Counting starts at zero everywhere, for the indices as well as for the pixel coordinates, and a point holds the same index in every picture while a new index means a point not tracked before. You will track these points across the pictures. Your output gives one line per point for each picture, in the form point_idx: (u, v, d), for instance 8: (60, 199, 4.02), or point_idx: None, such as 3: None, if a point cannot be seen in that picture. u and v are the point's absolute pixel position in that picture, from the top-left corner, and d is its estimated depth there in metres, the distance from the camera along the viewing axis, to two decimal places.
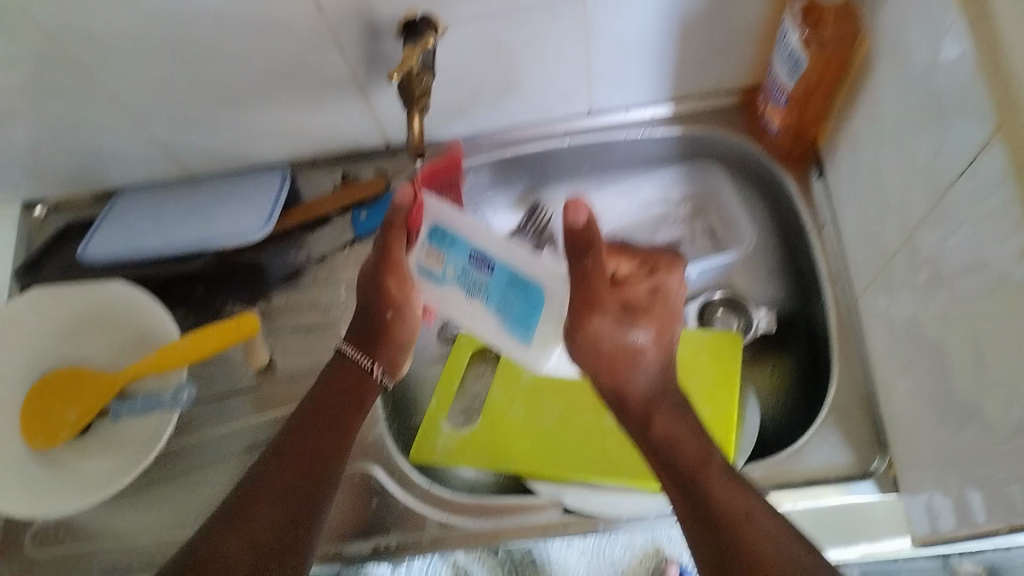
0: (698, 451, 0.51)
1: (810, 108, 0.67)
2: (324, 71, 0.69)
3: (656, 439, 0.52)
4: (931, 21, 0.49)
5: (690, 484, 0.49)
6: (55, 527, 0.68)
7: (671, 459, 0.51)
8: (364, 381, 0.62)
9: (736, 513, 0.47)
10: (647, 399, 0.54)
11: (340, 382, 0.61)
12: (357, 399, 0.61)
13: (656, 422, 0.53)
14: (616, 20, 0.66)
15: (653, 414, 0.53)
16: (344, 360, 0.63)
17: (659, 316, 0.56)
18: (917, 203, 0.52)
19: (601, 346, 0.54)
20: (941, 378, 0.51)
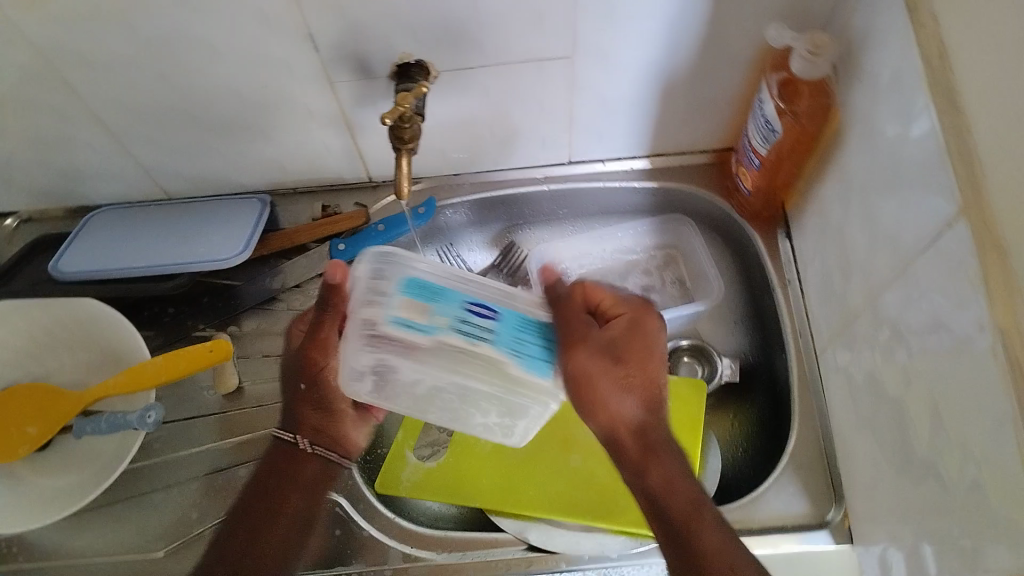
0: (686, 504, 0.52)
1: (781, 173, 0.71)
2: (318, 107, 0.71)
3: (652, 484, 0.53)
4: (903, 104, 0.52)
5: (676, 529, 0.52)
6: (7, 544, 0.66)
7: (667, 506, 0.52)
8: (312, 465, 0.62)
9: (723, 565, 0.50)
10: (643, 441, 0.53)
11: (274, 464, 0.62)
12: (294, 475, 0.62)
13: (648, 461, 0.53)
14: (604, 78, 0.69)
15: (653, 457, 0.53)
16: (281, 445, 0.63)
17: (642, 350, 0.54)
18: (883, 271, 0.55)
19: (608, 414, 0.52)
20: (899, 437, 0.53)
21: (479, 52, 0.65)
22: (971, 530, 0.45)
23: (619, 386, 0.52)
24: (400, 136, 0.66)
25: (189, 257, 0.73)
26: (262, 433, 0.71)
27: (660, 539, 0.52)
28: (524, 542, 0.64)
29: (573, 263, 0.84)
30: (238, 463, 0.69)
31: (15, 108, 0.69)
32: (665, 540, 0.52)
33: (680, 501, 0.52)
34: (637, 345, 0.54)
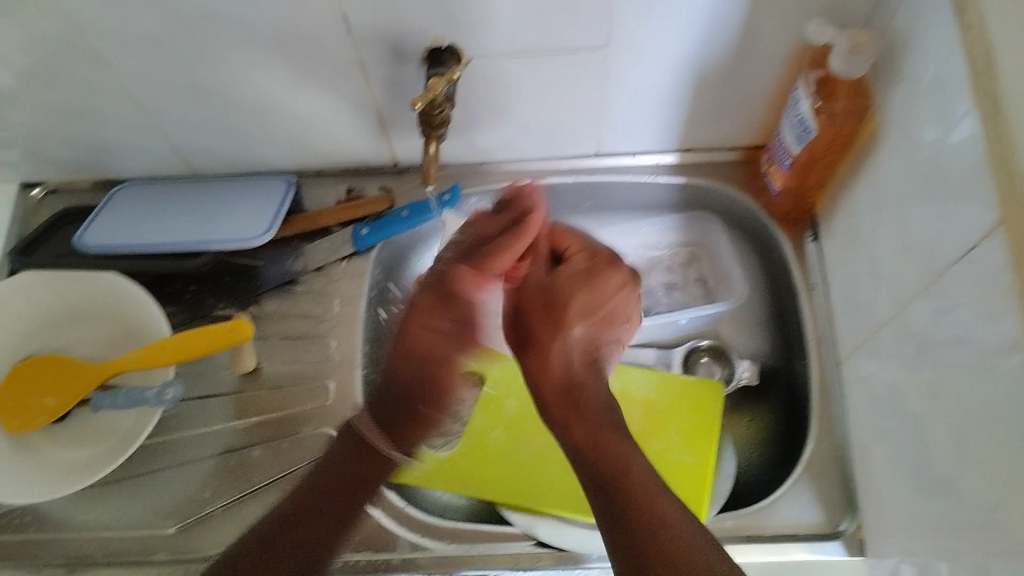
0: (648, 482, 0.55)
1: (812, 174, 0.69)
2: (346, 89, 0.70)
3: (577, 440, 0.58)
4: (944, 110, 0.51)
5: (640, 512, 0.52)
6: (22, 512, 0.67)
7: (595, 467, 0.56)
8: (383, 463, 0.65)
9: (652, 519, 0.52)
10: (568, 381, 0.61)
11: (353, 466, 0.63)
12: (370, 480, 0.64)
13: (584, 446, 0.58)
14: (635, 71, 0.68)
15: (576, 403, 0.60)
16: (360, 446, 0.64)
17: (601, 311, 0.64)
18: (913, 280, 0.54)
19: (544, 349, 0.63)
20: (921, 451, 0.52)
21: (510, 40, 0.64)
22: (990, 553, 0.44)
23: (551, 318, 0.63)
24: (429, 121, 0.65)
25: (212, 235, 0.73)
26: (277, 415, 0.71)
27: (602, 509, 0.54)
28: (532, 537, 0.63)
29: None
30: (252, 444, 0.70)
31: (44, 79, 0.69)
32: (614, 513, 0.53)
33: (642, 485, 0.54)
34: (585, 296, 0.63)
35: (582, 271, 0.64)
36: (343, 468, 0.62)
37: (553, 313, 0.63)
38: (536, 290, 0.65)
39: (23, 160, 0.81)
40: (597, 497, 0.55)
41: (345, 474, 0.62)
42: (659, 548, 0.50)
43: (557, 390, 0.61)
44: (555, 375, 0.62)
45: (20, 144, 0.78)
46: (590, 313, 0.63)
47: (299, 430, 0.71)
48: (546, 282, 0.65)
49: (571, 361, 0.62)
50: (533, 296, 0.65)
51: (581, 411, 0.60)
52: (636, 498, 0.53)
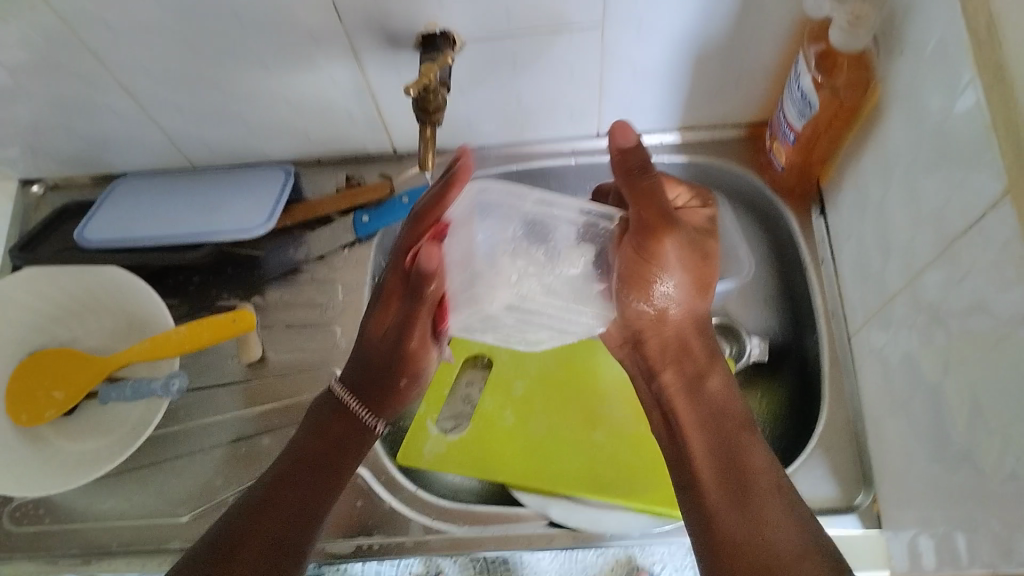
0: (759, 452, 0.54)
1: (816, 149, 0.69)
2: (344, 76, 0.70)
3: (712, 395, 0.58)
4: (949, 77, 0.50)
5: (741, 482, 0.53)
6: (35, 504, 0.67)
7: (719, 420, 0.56)
8: (361, 430, 0.61)
9: (768, 483, 0.52)
10: (711, 359, 0.60)
11: (337, 433, 0.61)
12: (354, 447, 0.61)
13: (687, 395, 0.59)
14: (636, 49, 0.67)
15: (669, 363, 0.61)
16: (341, 410, 0.62)
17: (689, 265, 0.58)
18: (922, 249, 0.54)
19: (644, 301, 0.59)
20: (935, 420, 0.52)
21: (508, 20, 0.64)
22: (1008, 521, 0.44)
23: (667, 273, 0.57)
24: (424, 107, 0.65)
25: (214, 226, 0.73)
26: (284, 403, 0.71)
27: (707, 475, 0.54)
28: (545, 518, 0.63)
29: None
30: (260, 431, 0.69)
31: (41, 75, 0.69)
32: (713, 470, 0.54)
33: (752, 458, 0.54)
34: (701, 250, 0.58)
35: (706, 227, 0.60)
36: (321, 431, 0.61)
37: (682, 257, 0.57)
38: (637, 253, 0.55)
39: (21, 157, 0.81)
40: (691, 442, 0.56)
41: (327, 432, 0.61)
42: (751, 530, 0.50)
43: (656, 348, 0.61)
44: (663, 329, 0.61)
45: (20, 141, 0.78)
46: (692, 259, 0.58)
47: None
48: (692, 240, 0.57)
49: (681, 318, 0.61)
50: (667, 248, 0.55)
51: (679, 357, 0.61)
52: (737, 464, 0.54)
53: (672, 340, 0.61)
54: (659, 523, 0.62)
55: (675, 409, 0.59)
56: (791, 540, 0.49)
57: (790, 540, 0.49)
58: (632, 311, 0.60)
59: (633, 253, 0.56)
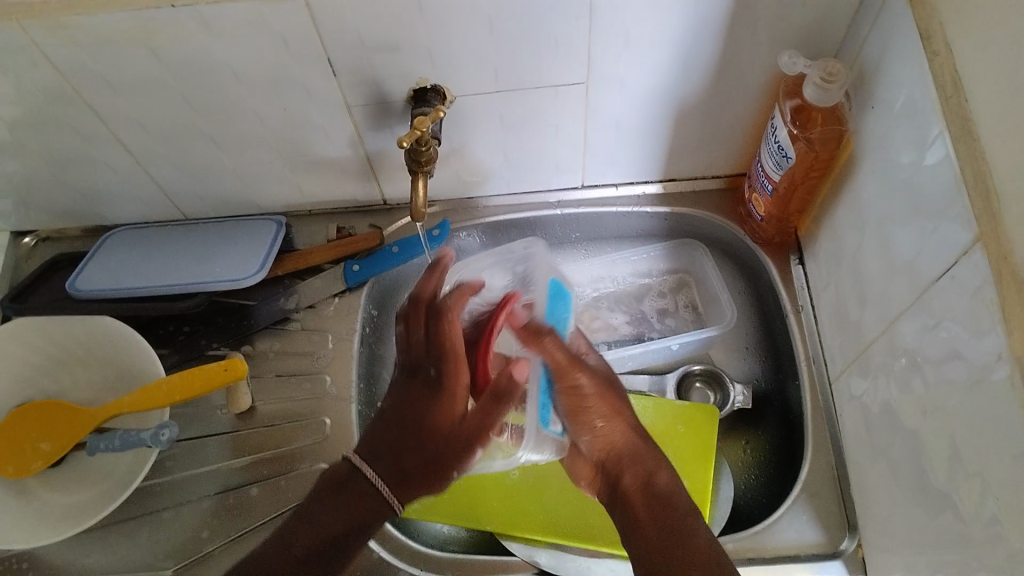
0: (688, 508, 0.54)
1: (794, 199, 0.71)
2: (334, 130, 0.72)
3: (659, 487, 0.55)
4: (919, 132, 0.53)
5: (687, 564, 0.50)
6: (18, 557, 0.66)
7: (664, 508, 0.54)
8: (374, 509, 0.56)
9: (708, 562, 0.51)
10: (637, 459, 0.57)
11: (346, 505, 0.55)
12: (355, 524, 0.55)
13: (644, 497, 0.55)
14: (618, 104, 0.70)
15: (622, 469, 0.56)
16: (360, 482, 0.56)
17: (614, 392, 0.59)
18: (898, 297, 0.55)
19: (599, 430, 0.57)
20: (915, 464, 0.53)
21: (494, 76, 0.66)
22: (989, 562, 0.44)
23: (604, 406, 0.57)
24: (417, 159, 0.67)
25: (206, 277, 0.74)
26: (273, 453, 0.71)
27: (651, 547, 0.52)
28: (533, 566, 0.64)
29: (589, 287, 0.85)
30: (249, 482, 0.69)
31: (36, 127, 0.70)
32: (658, 550, 0.52)
33: (691, 543, 0.52)
34: (615, 395, 0.58)
35: (611, 370, 0.61)
36: (326, 509, 0.55)
37: (599, 383, 0.58)
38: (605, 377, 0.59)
39: (13, 210, 0.82)
40: (648, 534, 0.53)
41: (322, 527, 0.54)
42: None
43: (642, 494, 0.55)
44: (652, 477, 0.56)
45: (12, 193, 0.79)
46: (612, 403, 0.58)
47: (296, 466, 0.70)
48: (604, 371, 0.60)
49: (636, 441, 0.57)
50: (606, 398, 0.58)
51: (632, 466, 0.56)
52: (683, 554, 0.51)
53: (619, 449, 0.57)
54: None
55: (630, 496, 0.55)
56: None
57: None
58: (602, 435, 0.58)
59: (598, 383, 0.58)
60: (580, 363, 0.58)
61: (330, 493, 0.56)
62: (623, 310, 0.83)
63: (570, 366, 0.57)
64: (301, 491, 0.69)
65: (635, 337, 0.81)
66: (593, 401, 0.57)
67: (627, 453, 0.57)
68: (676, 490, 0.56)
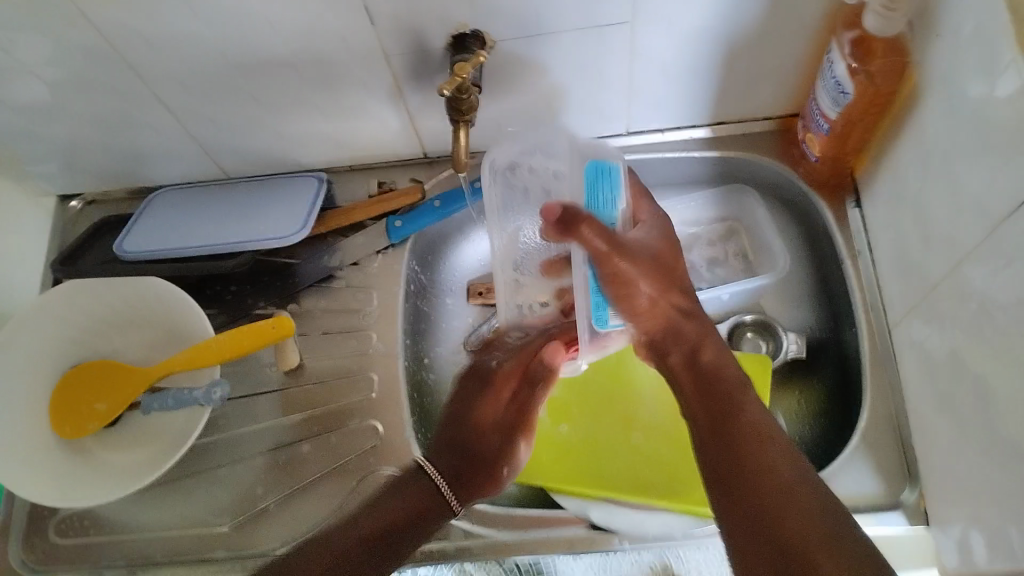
0: (740, 377, 0.55)
1: (850, 139, 0.68)
2: (371, 82, 0.70)
3: (705, 360, 0.57)
4: (990, 61, 0.49)
5: (748, 442, 0.50)
6: (80, 517, 0.68)
7: (711, 377, 0.55)
8: (433, 501, 0.59)
9: (757, 433, 0.50)
10: (692, 329, 0.58)
11: (413, 495, 0.59)
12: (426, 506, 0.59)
13: (688, 371, 0.57)
14: (663, 44, 0.67)
15: (667, 350, 0.58)
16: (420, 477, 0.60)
17: (661, 274, 0.59)
18: (964, 238, 0.53)
19: (642, 313, 0.58)
20: (982, 413, 0.51)
21: (534, 19, 0.64)
22: None
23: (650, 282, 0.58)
24: (457, 108, 0.65)
25: (250, 236, 0.74)
26: (323, 410, 0.72)
27: (698, 409, 0.54)
28: (585, 520, 0.63)
29: None
30: (301, 439, 0.70)
31: (76, 89, 0.70)
32: (715, 422, 0.52)
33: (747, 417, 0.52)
34: (663, 272, 0.59)
35: (666, 238, 0.63)
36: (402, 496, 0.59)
37: (644, 267, 0.58)
38: (655, 258, 0.60)
39: (59, 173, 0.82)
40: (694, 405, 0.55)
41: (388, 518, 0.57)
42: (755, 485, 0.47)
43: (687, 371, 0.57)
44: (697, 352, 0.57)
45: (57, 156, 0.79)
46: (660, 280, 0.59)
47: (345, 423, 0.71)
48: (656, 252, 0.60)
49: (680, 318, 0.58)
50: (648, 276, 0.58)
51: (677, 334, 0.58)
52: (744, 429, 0.51)
53: (664, 326, 0.58)
54: (700, 523, 0.62)
55: (677, 371, 0.58)
56: (811, 527, 0.44)
57: (781, 491, 0.47)
58: (644, 317, 0.58)
59: (642, 266, 0.58)
60: (623, 248, 0.57)
61: (395, 490, 0.60)
62: None
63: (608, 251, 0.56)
64: (353, 447, 0.69)
65: None
66: (632, 283, 0.57)
67: (670, 331, 0.58)
68: (722, 364, 0.56)
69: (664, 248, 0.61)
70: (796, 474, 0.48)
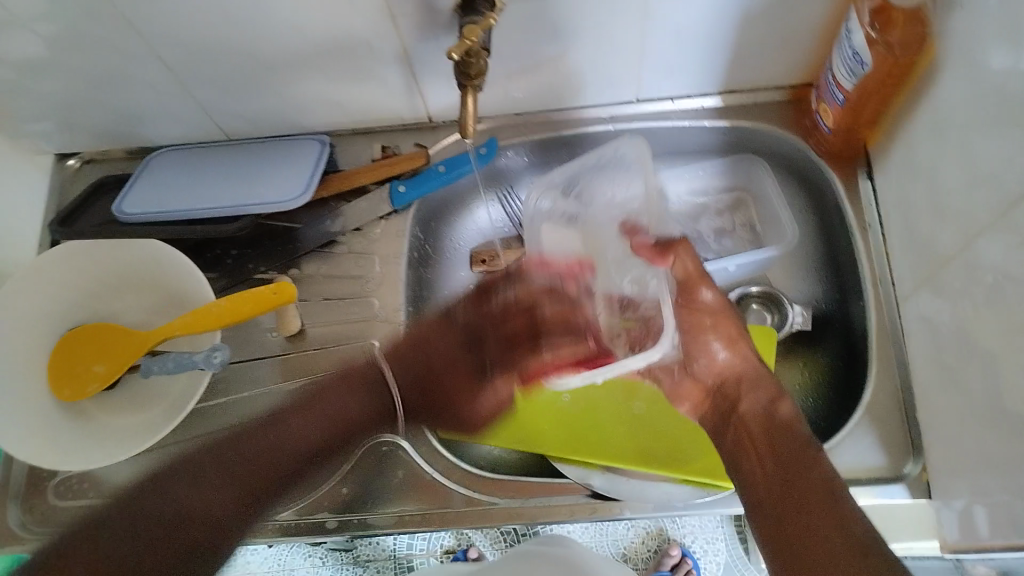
0: (788, 436, 0.53)
1: (865, 110, 0.66)
2: (375, 44, 0.69)
3: (748, 465, 0.54)
4: (1014, 34, 0.48)
5: (791, 490, 0.50)
6: (79, 478, 0.68)
7: (762, 434, 0.54)
8: (370, 391, 0.65)
9: (821, 493, 0.48)
10: (738, 377, 0.59)
11: (352, 380, 0.65)
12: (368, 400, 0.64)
13: (766, 428, 0.55)
14: (675, 9, 0.65)
15: (742, 396, 0.58)
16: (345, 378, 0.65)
17: (724, 330, 0.59)
18: (980, 213, 0.52)
19: (716, 356, 0.59)
20: (992, 390, 0.50)
21: None
22: None
23: (700, 344, 0.59)
24: (466, 71, 0.64)
25: (253, 199, 0.73)
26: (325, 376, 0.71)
27: (763, 467, 0.52)
28: (588, 489, 0.63)
29: None
30: None
31: (72, 45, 0.68)
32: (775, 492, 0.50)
33: (804, 476, 0.50)
34: (736, 320, 0.60)
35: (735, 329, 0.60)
36: (345, 399, 0.62)
37: (721, 323, 0.59)
38: (728, 320, 0.59)
39: (56, 131, 0.81)
40: (764, 466, 0.52)
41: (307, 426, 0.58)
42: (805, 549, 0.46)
43: (763, 421, 0.55)
44: (774, 408, 0.56)
45: (53, 114, 0.78)
46: (734, 330, 0.60)
47: None
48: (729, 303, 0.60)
49: (756, 367, 0.59)
50: (722, 329, 0.59)
51: (755, 387, 0.58)
52: (791, 479, 0.50)
53: (741, 374, 0.59)
54: (703, 494, 0.62)
55: (746, 424, 0.56)
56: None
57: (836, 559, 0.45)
58: (720, 362, 0.59)
59: (721, 323, 0.59)
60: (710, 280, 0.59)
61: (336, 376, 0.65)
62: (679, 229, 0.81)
63: (697, 280, 0.58)
64: None
65: None
66: (700, 321, 0.59)
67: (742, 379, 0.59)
68: (797, 420, 0.55)
69: (729, 327, 0.59)
70: (850, 531, 0.46)
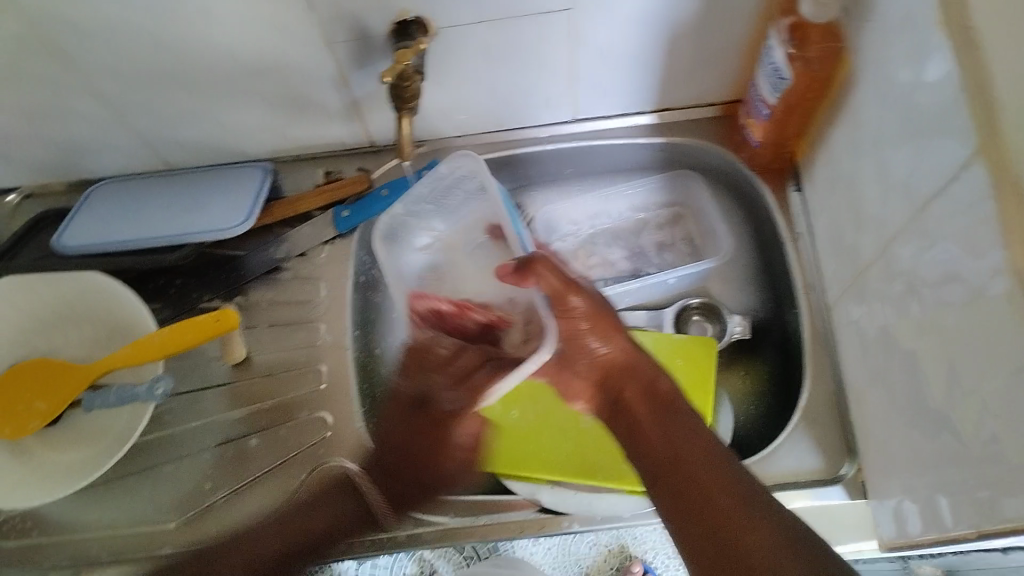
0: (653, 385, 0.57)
1: (790, 123, 0.69)
2: (312, 70, 0.70)
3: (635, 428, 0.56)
4: (915, 47, 0.50)
5: (689, 468, 0.50)
6: (22, 518, 0.67)
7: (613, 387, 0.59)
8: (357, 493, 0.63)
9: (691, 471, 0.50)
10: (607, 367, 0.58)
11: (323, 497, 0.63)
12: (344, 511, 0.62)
13: (645, 403, 0.56)
14: (603, 31, 0.67)
15: (624, 385, 0.58)
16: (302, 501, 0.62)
17: (600, 325, 0.58)
18: (895, 217, 0.54)
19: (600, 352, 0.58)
20: (914, 386, 0.52)
21: (475, 7, 0.63)
22: (991, 484, 0.44)
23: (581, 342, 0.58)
24: (400, 96, 0.65)
25: (196, 227, 0.73)
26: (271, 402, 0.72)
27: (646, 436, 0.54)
28: (536, 504, 0.64)
29: (586, 223, 0.84)
30: (249, 433, 0.70)
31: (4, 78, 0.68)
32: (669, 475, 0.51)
33: (695, 453, 0.51)
34: (610, 314, 0.58)
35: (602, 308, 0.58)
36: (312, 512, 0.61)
37: (589, 317, 0.57)
38: (597, 310, 0.58)
39: None
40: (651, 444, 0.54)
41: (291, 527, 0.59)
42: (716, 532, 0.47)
43: (646, 401, 0.56)
44: (654, 382, 0.57)
45: None
46: (609, 320, 0.58)
47: (293, 415, 0.71)
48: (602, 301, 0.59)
49: (634, 357, 0.58)
50: (596, 322, 0.57)
51: (619, 374, 0.58)
52: (682, 454, 0.51)
53: (615, 367, 0.58)
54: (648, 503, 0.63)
55: (635, 407, 0.57)
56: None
57: (777, 552, 0.44)
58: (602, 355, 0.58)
59: (594, 310, 0.58)
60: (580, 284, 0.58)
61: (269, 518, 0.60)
62: (621, 244, 0.83)
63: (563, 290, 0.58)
64: (300, 441, 0.69)
65: (633, 272, 0.81)
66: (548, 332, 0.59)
67: (622, 368, 0.58)
68: (675, 393, 0.56)
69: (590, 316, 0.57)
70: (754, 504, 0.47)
